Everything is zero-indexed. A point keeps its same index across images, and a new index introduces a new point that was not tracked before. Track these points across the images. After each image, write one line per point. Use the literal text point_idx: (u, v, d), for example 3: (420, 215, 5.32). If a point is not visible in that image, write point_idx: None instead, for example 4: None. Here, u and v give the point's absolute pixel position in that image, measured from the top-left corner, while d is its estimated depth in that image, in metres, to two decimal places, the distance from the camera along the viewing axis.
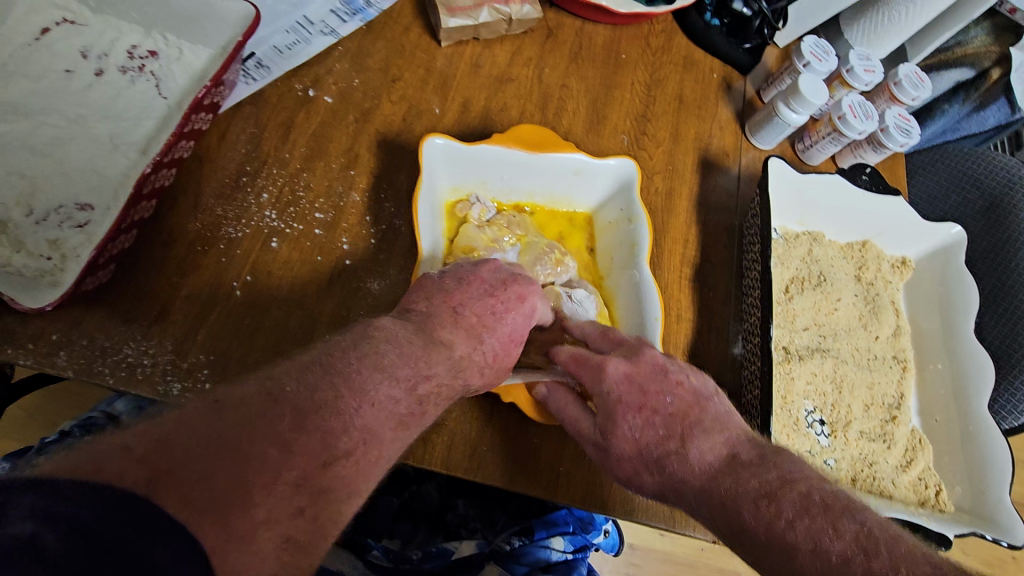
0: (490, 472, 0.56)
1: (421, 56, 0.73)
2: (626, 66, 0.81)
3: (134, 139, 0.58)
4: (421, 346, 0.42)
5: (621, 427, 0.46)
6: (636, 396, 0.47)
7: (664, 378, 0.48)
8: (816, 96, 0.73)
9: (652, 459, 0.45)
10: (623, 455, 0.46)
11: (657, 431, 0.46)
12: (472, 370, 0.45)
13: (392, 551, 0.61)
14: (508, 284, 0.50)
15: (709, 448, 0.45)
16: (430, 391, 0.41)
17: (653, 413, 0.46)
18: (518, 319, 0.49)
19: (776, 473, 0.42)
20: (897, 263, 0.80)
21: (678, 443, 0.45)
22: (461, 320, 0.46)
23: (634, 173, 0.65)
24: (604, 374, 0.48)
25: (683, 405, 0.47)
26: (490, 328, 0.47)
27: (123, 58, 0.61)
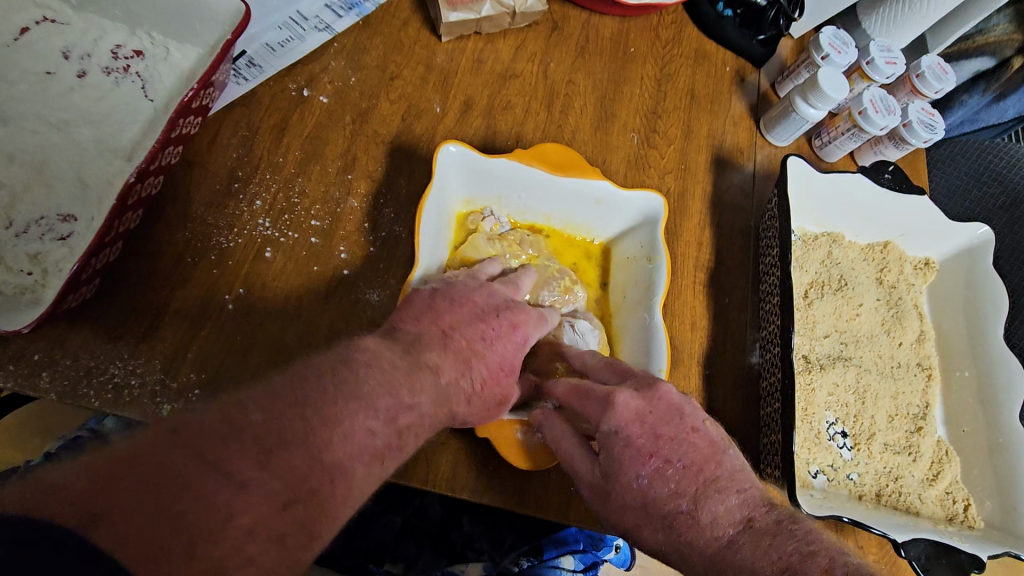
0: (497, 494, 0.53)
1: (420, 52, 0.70)
2: (635, 60, 0.78)
3: (118, 144, 0.55)
4: (403, 371, 0.39)
5: (626, 474, 0.42)
6: (647, 439, 0.42)
7: (679, 424, 0.43)
8: (836, 91, 0.69)
9: (659, 515, 0.41)
10: (627, 503, 0.42)
11: (667, 484, 0.41)
12: (456, 400, 0.41)
13: None
14: (501, 310, 0.46)
15: (723, 510, 0.40)
16: (412, 423, 0.38)
17: (665, 464, 0.41)
18: (509, 346, 0.45)
19: (796, 545, 0.37)
20: (920, 264, 0.76)
21: (691, 505, 0.40)
22: (450, 345, 0.42)
23: (660, 211, 0.60)
24: (611, 413, 0.43)
25: (697, 456, 0.42)
26: (480, 356, 0.43)
27: (107, 59, 0.58)
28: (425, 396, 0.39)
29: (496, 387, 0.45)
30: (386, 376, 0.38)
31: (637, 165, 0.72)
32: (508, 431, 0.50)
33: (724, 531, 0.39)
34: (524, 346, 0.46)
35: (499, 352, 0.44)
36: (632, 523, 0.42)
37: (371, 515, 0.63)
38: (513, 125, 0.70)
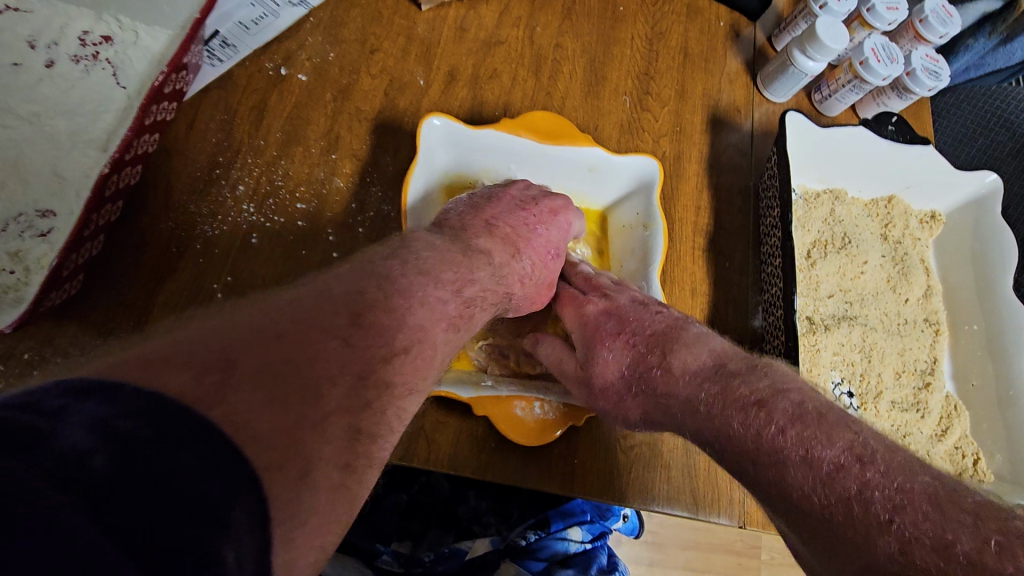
0: (501, 471, 0.53)
1: (399, 22, 0.67)
2: (624, 20, 0.75)
3: (93, 135, 0.53)
4: (459, 253, 0.41)
5: (599, 356, 0.47)
6: (613, 324, 0.48)
7: (643, 308, 0.48)
8: (835, 41, 0.66)
9: (635, 380, 0.45)
10: (606, 383, 0.46)
11: (637, 352, 0.46)
12: (512, 281, 0.45)
13: (403, 555, 0.59)
14: (538, 198, 0.50)
15: (692, 364, 0.43)
16: (475, 295, 0.41)
17: (631, 337, 0.46)
18: (553, 231, 0.50)
19: (768, 383, 0.39)
20: (926, 218, 0.74)
21: (658, 360, 0.44)
22: (496, 231, 0.46)
23: (655, 175, 0.58)
24: (581, 311, 0.50)
25: (662, 327, 0.46)
26: (526, 240, 0.47)
27: (75, 47, 0.56)
28: (482, 272, 0.42)
29: (546, 271, 0.49)
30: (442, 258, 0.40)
31: (630, 129, 0.70)
32: (502, 407, 0.49)
33: (697, 382, 0.42)
34: (567, 231, 0.51)
35: (545, 236, 0.49)
36: (615, 402, 0.46)
37: (378, 497, 0.63)
38: (500, 94, 0.67)
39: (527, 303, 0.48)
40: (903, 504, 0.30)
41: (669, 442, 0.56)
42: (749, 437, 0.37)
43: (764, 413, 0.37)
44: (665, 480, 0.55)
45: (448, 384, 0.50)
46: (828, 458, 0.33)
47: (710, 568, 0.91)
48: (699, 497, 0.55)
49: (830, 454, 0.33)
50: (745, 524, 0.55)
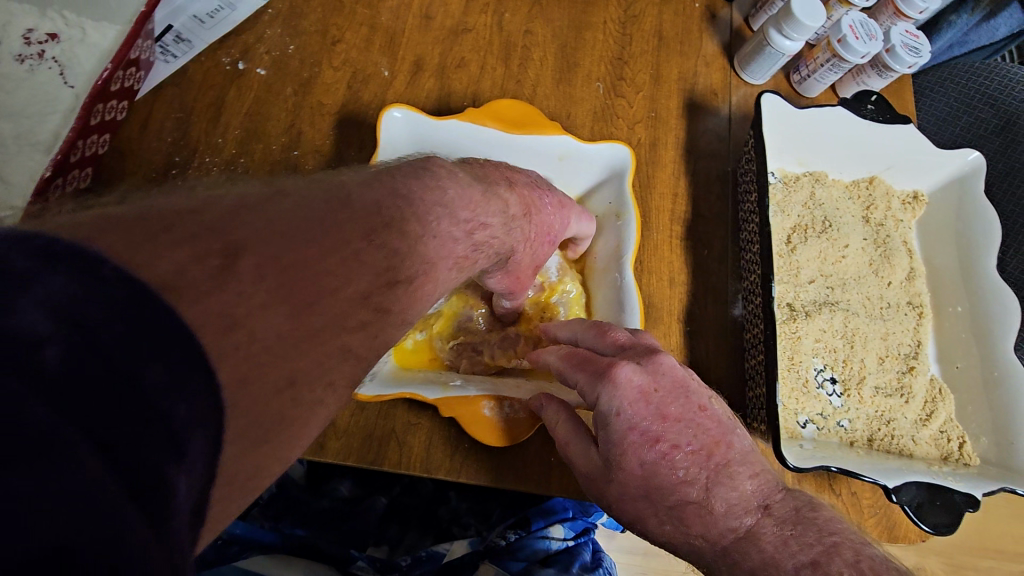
0: (473, 472, 0.51)
1: (362, 12, 0.65)
2: (596, 4, 0.73)
3: (38, 137, 0.51)
4: (478, 193, 0.38)
5: (629, 459, 0.37)
6: (653, 422, 0.37)
7: (689, 407, 0.39)
8: (811, 19, 0.64)
9: (667, 506, 0.37)
10: (629, 493, 0.38)
11: (677, 471, 0.37)
12: (523, 236, 0.42)
13: (379, 560, 0.56)
14: (551, 189, 0.48)
15: (737, 498, 0.36)
16: (484, 240, 0.38)
17: (672, 449, 0.37)
18: (557, 217, 0.47)
19: (818, 535, 0.34)
20: (908, 199, 0.72)
21: (701, 494, 0.36)
22: (515, 188, 0.42)
23: (627, 161, 0.56)
24: (614, 394, 0.38)
25: (708, 439, 0.38)
26: (537, 210, 0.44)
27: (19, 45, 0.54)
28: (496, 219, 0.39)
29: (536, 256, 0.46)
30: (463, 192, 0.37)
31: (604, 116, 0.68)
32: (470, 408, 0.47)
33: (740, 520, 0.36)
34: (566, 226, 0.49)
35: (551, 219, 0.46)
36: (636, 514, 0.38)
37: (356, 498, 0.61)
38: (468, 83, 0.65)
39: (513, 282, 0.47)
40: None
41: None
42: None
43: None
44: None
45: (416, 384, 0.48)
46: None
47: None
48: None
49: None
50: None
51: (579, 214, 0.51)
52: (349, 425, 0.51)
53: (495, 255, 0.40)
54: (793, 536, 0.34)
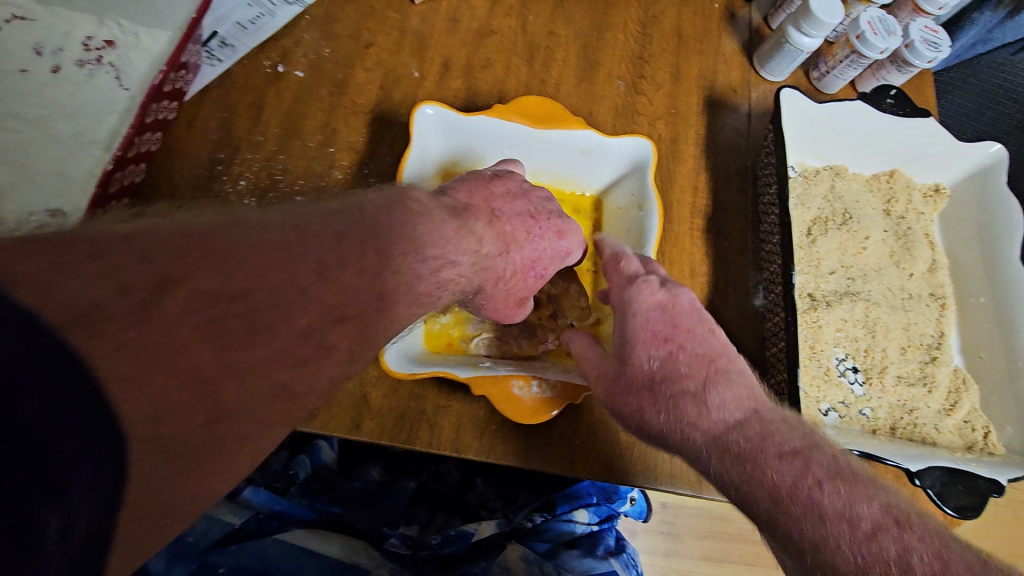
0: (503, 453, 0.53)
1: (393, 16, 0.68)
2: (617, 6, 0.75)
3: (97, 136, 0.55)
4: (452, 229, 0.39)
5: (637, 355, 0.43)
6: (665, 326, 0.43)
7: (699, 322, 0.43)
8: (828, 16, 0.65)
9: (667, 395, 0.41)
10: (633, 384, 0.43)
11: (679, 366, 0.41)
12: (492, 274, 0.43)
13: (409, 538, 0.57)
14: (550, 215, 0.48)
15: (731, 396, 0.40)
16: (453, 277, 0.39)
17: (678, 348, 0.42)
18: (549, 251, 0.47)
19: (802, 433, 0.38)
20: (929, 191, 0.73)
21: (698, 387, 0.41)
22: (497, 224, 0.43)
23: (649, 154, 0.58)
24: (635, 298, 0.44)
25: (711, 350, 0.42)
26: (519, 245, 0.45)
27: (79, 51, 0.58)
28: (467, 257, 0.40)
29: (522, 285, 0.47)
30: (437, 227, 0.38)
31: (626, 112, 0.70)
32: (501, 386, 0.49)
33: (731, 414, 0.39)
34: (562, 255, 0.49)
35: (540, 251, 0.47)
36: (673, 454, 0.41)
37: (385, 484, 0.61)
38: (494, 82, 0.68)
39: (500, 310, 0.47)
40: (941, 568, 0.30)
41: None
42: (783, 486, 0.35)
43: (802, 462, 0.36)
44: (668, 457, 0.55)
45: (448, 364, 0.50)
46: (869, 516, 0.33)
47: (727, 556, 0.92)
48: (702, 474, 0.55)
49: (869, 513, 0.33)
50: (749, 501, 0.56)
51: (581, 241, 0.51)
52: (383, 406, 0.53)
53: (465, 290, 0.42)
54: (778, 430, 0.38)
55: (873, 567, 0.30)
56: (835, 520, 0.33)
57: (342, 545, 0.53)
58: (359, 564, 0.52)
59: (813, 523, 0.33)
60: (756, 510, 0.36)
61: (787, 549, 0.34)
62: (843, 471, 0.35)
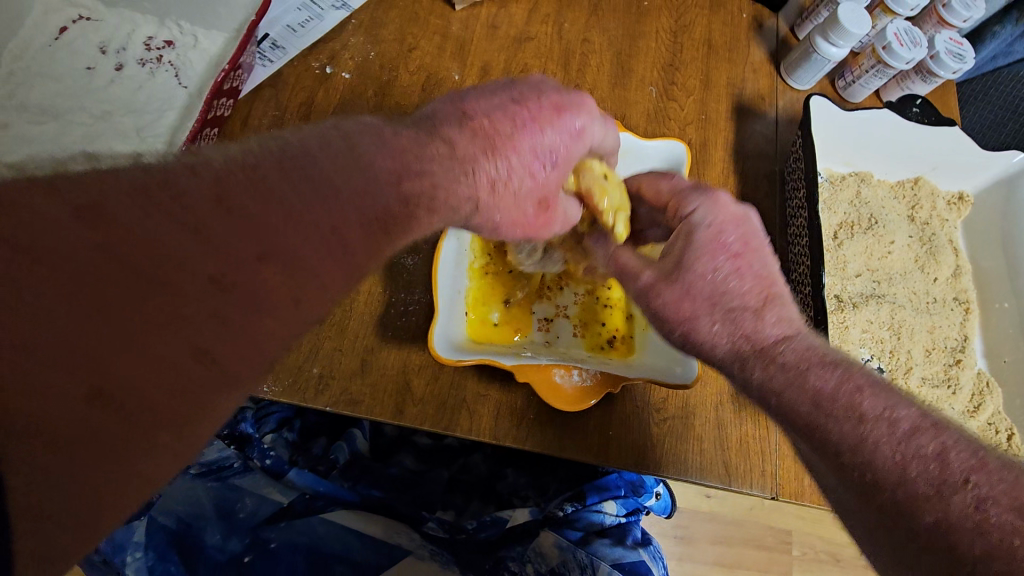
0: (541, 441, 0.55)
1: (435, 22, 0.71)
2: (649, 15, 0.77)
3: (159, 129, 0.57)
4: (412, 136, 0.32)
5: (702, 265, 0.37)
6: (736, 241, 0.38)
7: (765, 244, 0.39)
8: (856, 26, 0.67)
9: (724, 306, 0.36)
10: (688, 293, 0.37)
11: (745, 281, 0.37)
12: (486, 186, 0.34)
13: (447, 522, 0.61)
14: (542, 92, 0.36)
15: (789, 318, 0.36)
16: (424, 190, 0.31)
17: (746, 264, 0.37)
18: (556, 144, 0.36)
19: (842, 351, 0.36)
20: (953, 199, 0.75)
21: (758, 304, 0.36)
22: (471, 123, 0.33)
23: (684, 156, 0.60)
24: (711, 209, 0.39)
25: (774, 273, 0.38)
26: (510, 142, 0.34)
27: (141, 51, 0.61)
28: (439, 166, 0.32)
29: (538, 184, 0.36)
30: (391, 142, 0.30)
31: (657, 117, 0.72)
32: (543, 374, 0.51)
33: (783, 330, 0.36)
34: (577, 137, 0.37)
35: (545, 136, 0.35)
36: None
37: (420, 469, 0.64)
38: None
39: (526, 227, 0.38)
40: (981, 465, 0.28)
41: (700, 416, 0.58)
42: (826, 391, 0.33)
43: (845, 369, 0.33)
44: (697, 450, 0.57)
45: (492, 353, 0.52)
46: (908, 417, 0.31)
47: (740, 560, 0.93)
48: (731, 467, 0.57)
49: (909, 415, 0.31)
50: (777, 496, 0.57)
51: (596, 110, 0.38)
52: (425, 393, 0.55)
53: (466, 194, 0.33)
54: (824, 349, 0.35)
55: (910, 464, 0.29)
56: (875, 419, 0.31)
57: (384, 527, 0.59)
58: (400, 545, 0.58)
59: (851, 423, 0.31)
60: (795, 416, 0.34)
61: (817, 449, 0.33)
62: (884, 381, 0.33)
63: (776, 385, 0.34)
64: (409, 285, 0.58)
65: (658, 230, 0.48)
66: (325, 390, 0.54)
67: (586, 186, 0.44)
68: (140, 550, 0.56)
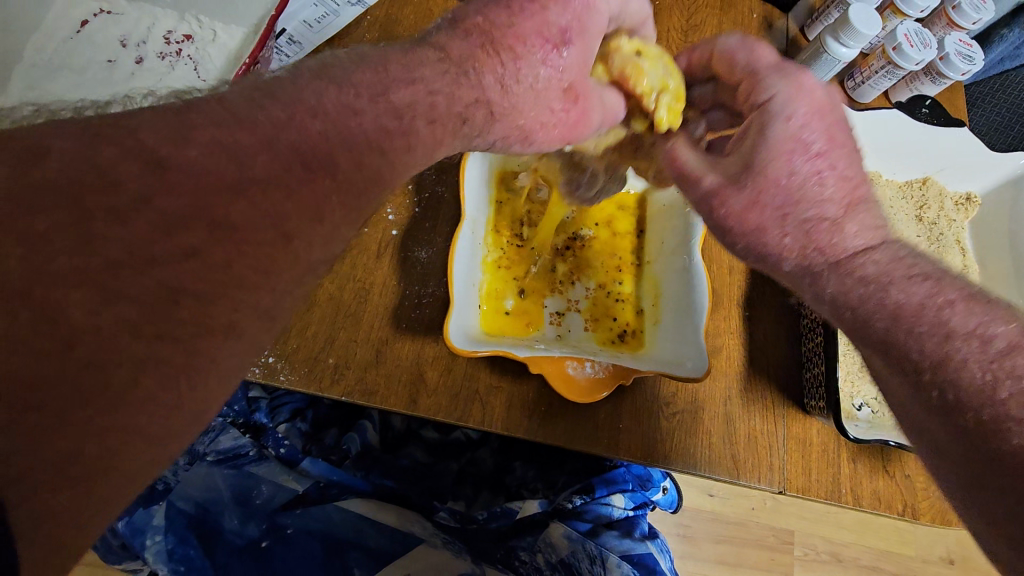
0: (552, 433, 0.56)
1: None
2: (660, 14, 0.78)
3: None
4: (399, 50, 0.31)
5: (778, 165, 0.34)
6: (820, 137, 0.35)
7: (852, 142, 0.36)
8: (866, 27, 0.68)
9: (799, 213, 0.34)
10: (762, 196, 0.34)
11: (827, 181, 0.34)
12: (499, 85, 0.32)
13: (458, 512, 0.62)
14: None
15: (871, 223, 0.34)
16: (420, 98, 0.30)
17: (829, 161, 0.34)
18: (562, 22, 0.33)
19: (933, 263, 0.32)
20: (961, 200, 0.75)
21: (839, 212, 0.34)
22: (470, 25, 0.33)
23: None
24: (793, 98, 0.36)
25: (861, 173, 0.35)
26: (510, 29, 0.32)
27: (160, 44, 0.62)
28: (430, 70, 0.31)
29: (557, 70, 0.34)
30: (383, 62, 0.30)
31: None
32: (555, 366, 0.52)
33: (865, 241, 0.33)
34: (586, 12, 0.35)
35: (548, 14, 0.33)
36: None
37: (428, 461, 0.64)
38: None
39: (562, 126, 0.36)
40: None
41: (709, 410, 0.59)
42: (908, 306, 0.30)
43: (935, 283, 0.31)
44: (705, 444, 0.58)
45: (506, 345, 0.53)
46: (1004, 335, 0.28)
47: (741, 561, 0.94)
48: (739, 461, 0.57)
49: (1006, 332, 0.28)
50: (785, 490, 0.57)
51: None
52: (439, 384, 0.56)
53: (474, 98, 0.32)
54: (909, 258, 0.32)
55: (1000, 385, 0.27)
56: (961, 337, 0.28)
57: (396, 515, 0.60)
58: (413, 533, 0.59)
59: (934, 340, 0.29)
60: (870, 332, 0.32)
61: (892, 366, 0.31)
62: (981, 291, 0.31)
63: (854, 298, 0.32)
64: (424, 278, 0.59)
65: (719, 111, 0.46)
66: (340, 381, 0.55)
67: (620, 69, 0.40)
68: (160, 534, 0.59)
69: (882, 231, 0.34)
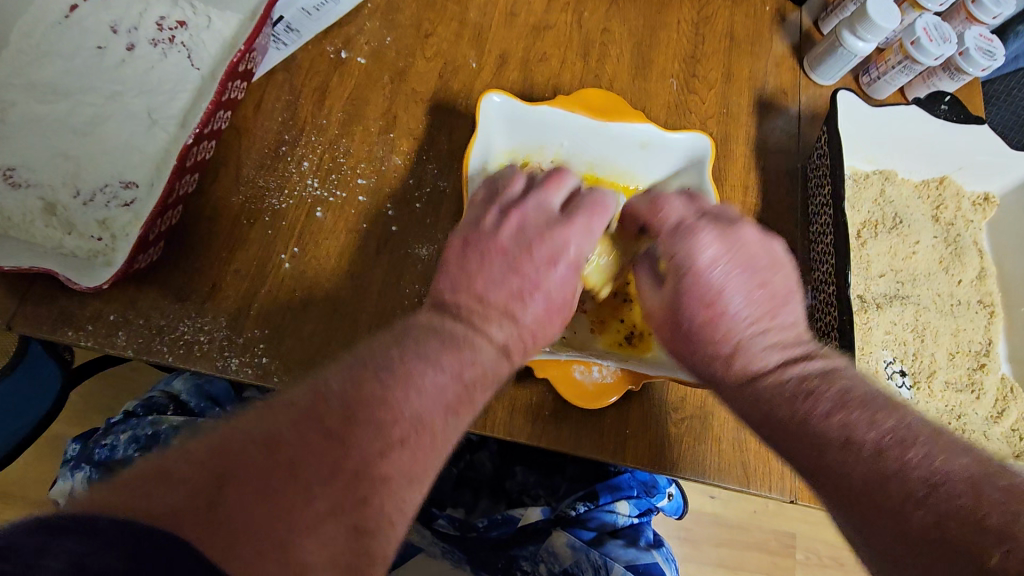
0: (554, 439, 0.54)
1: (452, 8, 0.69)
2: (671, 5, 0.75)
3: (171, 113, 0.57)
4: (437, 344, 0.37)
5: (686, 318, 0.41)
6: (717, 287, 0.41)
7: (755, 275, 0.42)
8: (885, 19, 0.66)
9: (709, 362, 0.41)
10: (688, 350, 0.42)
11: (736, 325, 0.40)
12: (519, 343, 0.40)
13: (457, 519, 0.60)
14: (532, 247, 0.41)
15: (779, 351, 0.40)
16: (477, 376, 0.37)
17: (733, 310, 0.40)
18: (558, 287, 0.42)
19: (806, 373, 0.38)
20: (979, 200, 0.73)
21: (732, 349, 0.40)
22: (488, 308, 0.39)
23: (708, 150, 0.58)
24: (693, 255, 0.42)
25: (766, 307, 0.41)
26: (523, 301, 0.40)
27: (153, 31, 0.60)
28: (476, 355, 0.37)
29: (556, 312, 0.42)
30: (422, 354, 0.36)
31: (678, 110, 0.70)
32: (558, 369, 0.50)
33: (772, 358, 0.40)
34: (574, 267, 0.43)
35: (543, 280, 0.41)
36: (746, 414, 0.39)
37: None
38: (549, 77, 0.69)
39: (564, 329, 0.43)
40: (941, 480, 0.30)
41: (718, 416, 0.57)
42: (788, 419, 0.36)
43: (811, 398, 0.36)
44: (714, 452, 0.56)
45: None
46: (870, 440, 0.33)
47: (744, 566, 0.92)
48: (750, 470, 0.55)
49: (869, 436, 0.33)
50: (796, 499, 0.55)
51: (584, 226, 0.43)
52: None
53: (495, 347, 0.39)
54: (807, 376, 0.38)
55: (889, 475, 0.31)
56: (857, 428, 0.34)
57: None
58: (413, 542, 0.59)
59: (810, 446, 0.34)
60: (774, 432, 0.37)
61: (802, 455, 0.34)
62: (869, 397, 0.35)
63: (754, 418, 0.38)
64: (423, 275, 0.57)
65: None
66: None
67: None
68: None
69: (798, 346, 0.40)
